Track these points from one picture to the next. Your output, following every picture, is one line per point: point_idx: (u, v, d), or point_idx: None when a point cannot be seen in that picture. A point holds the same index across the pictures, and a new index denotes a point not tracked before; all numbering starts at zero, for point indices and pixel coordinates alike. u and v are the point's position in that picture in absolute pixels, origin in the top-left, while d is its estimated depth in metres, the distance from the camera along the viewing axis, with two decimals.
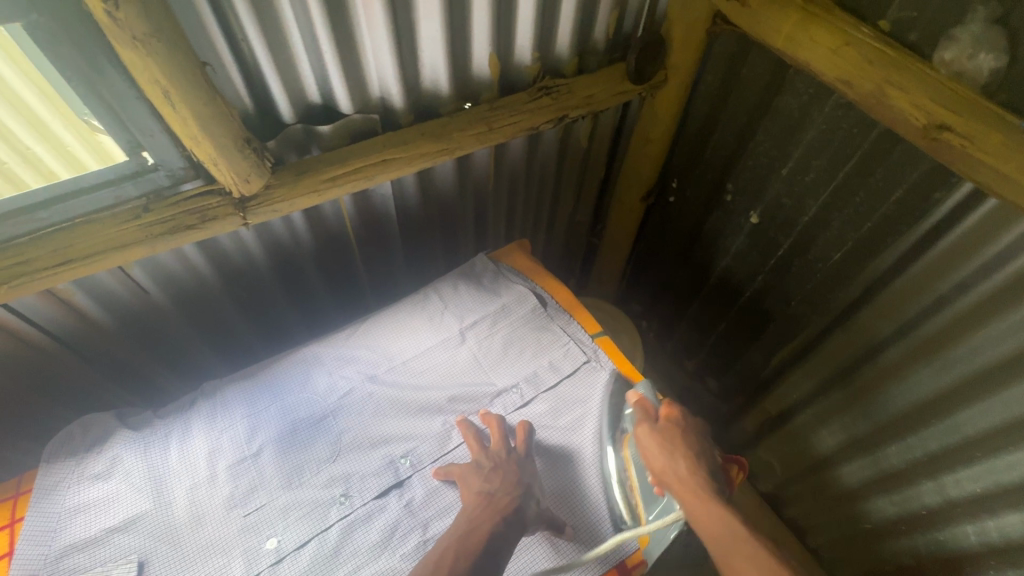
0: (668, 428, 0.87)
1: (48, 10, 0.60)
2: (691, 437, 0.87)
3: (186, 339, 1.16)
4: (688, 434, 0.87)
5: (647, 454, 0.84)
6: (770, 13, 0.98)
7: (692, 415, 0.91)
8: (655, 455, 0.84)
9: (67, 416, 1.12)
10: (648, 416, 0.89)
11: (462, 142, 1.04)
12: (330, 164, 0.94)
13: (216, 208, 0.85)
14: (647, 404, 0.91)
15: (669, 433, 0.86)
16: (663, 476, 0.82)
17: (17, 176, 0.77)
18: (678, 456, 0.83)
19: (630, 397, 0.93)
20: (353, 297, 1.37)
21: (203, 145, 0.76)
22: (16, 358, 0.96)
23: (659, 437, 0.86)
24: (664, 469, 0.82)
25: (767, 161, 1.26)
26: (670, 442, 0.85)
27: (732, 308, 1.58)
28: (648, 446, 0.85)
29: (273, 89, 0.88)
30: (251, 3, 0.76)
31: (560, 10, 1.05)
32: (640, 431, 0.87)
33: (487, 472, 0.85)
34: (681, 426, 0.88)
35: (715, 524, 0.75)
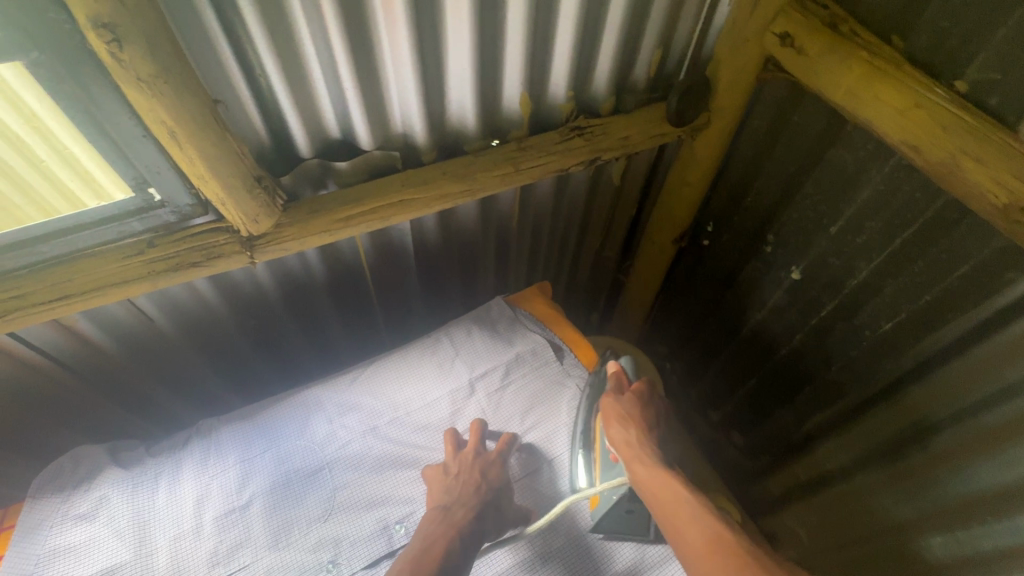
0: (632, 398, 0.91)
1: (50, 48, 0.56)
2: (650, 413, 0.90)
3: (195, 370, 1.13)
4: (647, 411, 0.91)
5: (609, 418, 0.88)
6: (829, 64, 0.90)
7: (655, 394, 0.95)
8: (616, 420, 0.87)
9: (68, 439, 1.09)
10: (616, 386, 0.93)
11: (486, 182, 0.98)
12: (345, 203, 0.89)
13: (223, 246, 0.81)
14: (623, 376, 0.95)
15: (631, 401, 0.89)
16: (619, 440, 0.85)
17: (57, 177, 0.72)
18: (635, 426, 0.86)
19: (612, 366, 0.96)
20: (367, 329, 1.32)
21: (211, 185, 0.72)
22: (19, 382, 0.94)
23: (622, 406, 0.89)
24: (624, 433, 0.86)
25: (814, 216, 1.16)
26: (630, 411, 0.89)
27: (765, 363, 1.47)
28: (612, 409, 0.88)
29: (291, 124, 0.84)
30: (271, 39, 0.73)
31: (599, 48, 0.98)
32: (605, 400, 0.90)
33: (450, 479, 0.85)
34: (642, 401, 0.92)
35: (665, 492, 0.77)
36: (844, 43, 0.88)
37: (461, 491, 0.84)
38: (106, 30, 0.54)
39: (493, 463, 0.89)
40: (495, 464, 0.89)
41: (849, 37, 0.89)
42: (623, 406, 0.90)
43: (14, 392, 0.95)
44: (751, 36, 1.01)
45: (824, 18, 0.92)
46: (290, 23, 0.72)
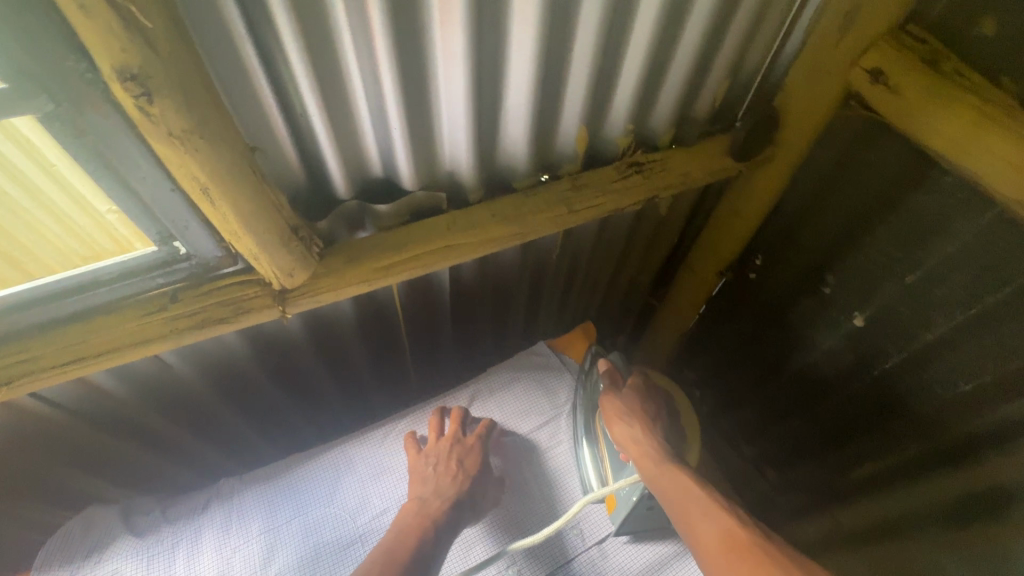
0: (631, 390, 0.94)
1: (67, 99, 0.48)
2: (649, 398, 0.93)
3: (216, 410, 1.06)
4: (649, 398, 0.94)
5: (611, 416, 0.91)
6: (930, 108, 0.81)
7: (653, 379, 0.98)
8: (616, 418, 0.90)
9: (77, 481, 1.02)
10: (613, 382, 0.97)
11: (537, 225, 0.90)
12: (385, 250, 0.80)
13: (254, 299, 0.73)
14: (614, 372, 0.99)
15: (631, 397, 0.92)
16: (621, 435, 0.88)
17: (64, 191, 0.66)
18: (636, 417, 0.89)
19: (601, 362, 1.00)
20: (392, 362, 1.25)
21: (244, 241, 0.64)
22: (26, 431, 0.86)
23: (621, 399, 0.92)
24: (625, 427, 0.88)
25: (883, 262, 1.07)
26: (631, 404, 0.92)
27: (811, 407, 1.38)
28: (612, 405, 0.92)
29: (330, 165, 0.75)
30: (316, 78, 0.64)
31: (666, 78, 0.89)
32: (605, 399, 0.94)
33: (428, 471, 0.90)
34: (641, 388, 0.95)
35: (670, 482, 0.79)
36: (945, 84, 0.80)
37: (444, 480, 0.89)
38: (134, 82, 0.45)
39: (470, 450, 0.95)
40: (472, 452, 0.95)
41: (952, 76, 0.80)
42: (623, 403, 0.93)
43: (23, 441, 0.88)
44: (832, 69, 0.91)
45: (923, 54, 0.83)
46: (337, 61, 0.63)
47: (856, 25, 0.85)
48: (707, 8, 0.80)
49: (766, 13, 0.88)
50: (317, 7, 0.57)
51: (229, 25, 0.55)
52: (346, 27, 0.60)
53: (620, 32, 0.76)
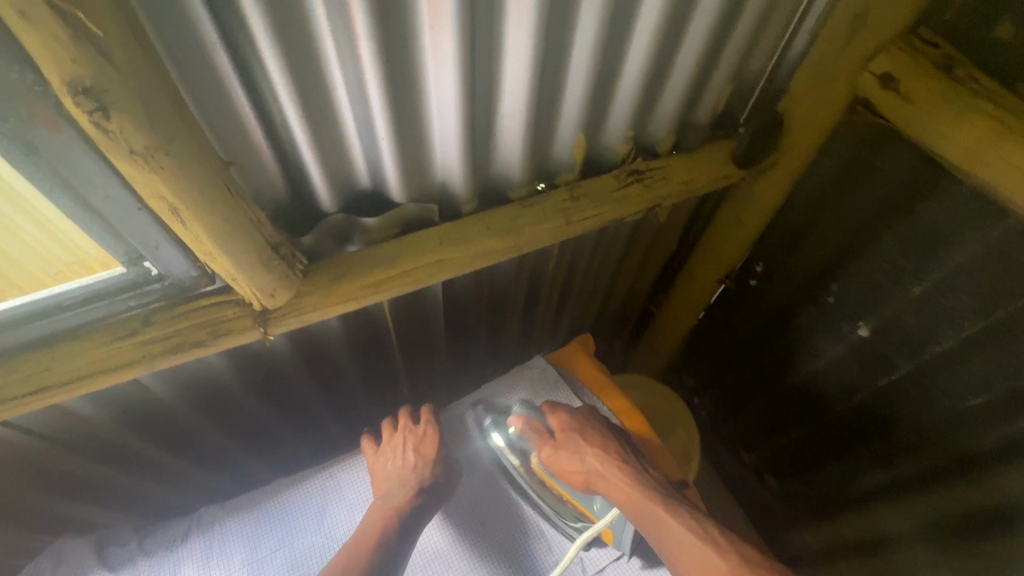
0: (566, 436, 0.94)
1: (15, 115, 0.43)
2: (588, 430, 0.95)
3: (200, 429, 1.02)
4: (585, 427, 0.95)
5: (565, 470, 0.91)
6: (942, 116, 0.78)
7: (576, 408, 0.99)
8: (572, 470, 0.91)
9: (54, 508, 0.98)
10: (542, 436, 0.96)
11: (534, 237, 0.86)
12: (373, 266, 0.76)
13: (233, 320, 0.69)
14: (533, 423, 0.97)
15: (568, 442, 0.92)
16: (587, 481, 0.91)
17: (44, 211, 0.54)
18: (590, 459, 0.91)
19: (517, 420, 0.98)
20: (383, 374, 1.21)
21: (220, 262, 0.59)
22: None
23: (563, 449, 0.92)
24: (587, 474, 0.91)
25: (889, 272, 1.04)
26: (576, 448, 0.92)
27: (813, 417, 1.35)
28: (559, 461, 0.91)
29: (314, 178, 0.71)
30: (297, 87, 0.59)
31: (668, 83, 0.86)
32: (543, 453, 0.93)
33: (392, 469, 0.93)
34: (574, 426, 0.95)
35: (644, 513, 0.85)
36: (959, 90, 0.77)
37: (404, 470, 0.93)
38: (88, 97, 0.41)
39: (428, 439, 0.97)
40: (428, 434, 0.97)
41: (965, 82, 0.77)
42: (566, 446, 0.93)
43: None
44: (840, 74, 0.87)
45: (935, 58, 0.80)
46: (320, 68, 0.59)
47: (866, 28, 0.81)
48: (711, 11, 0.76)
49: (772, 16, 0.84)
50: (297, 12, 0.53)
51: (199, 29, 0.51)
52: (328, 32, 0.55)
53: (620, 35, 0.72)
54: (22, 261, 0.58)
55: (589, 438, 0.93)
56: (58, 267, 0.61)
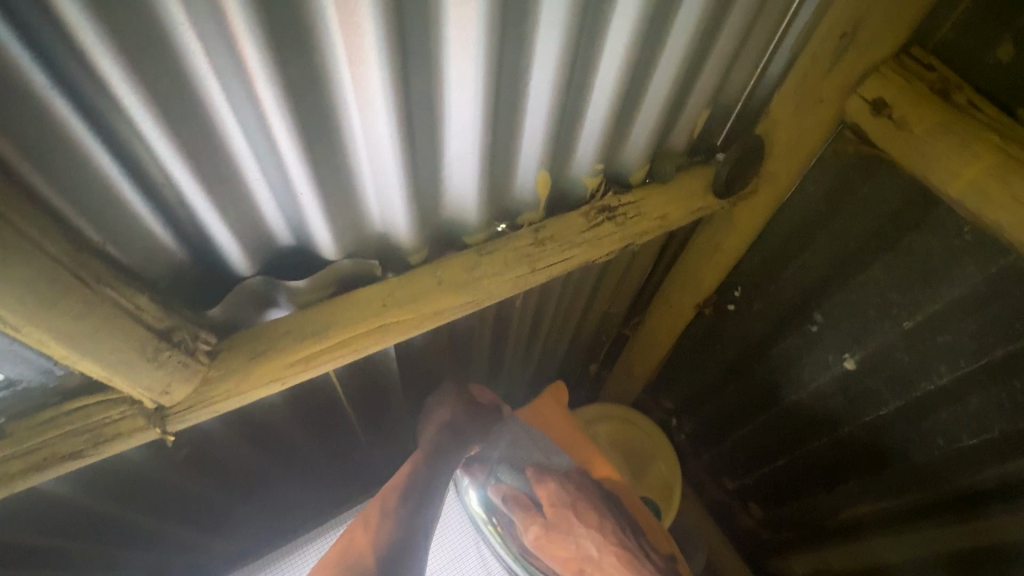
0: (556, 515, 0.87)
1: None
2: (581, 505, 0.87)
3: (118, 517, 0.88)
4: (578, 503, 0.87)
5: (560, 555, 0.87)
6: (941, 147, 0.70)
7: (565, 474, 0.91)
8: (566, 553, 0.87)
9: None
10: (531, 511, 0.90)
11: (496, 289, 0.75)
12: (300, 340, 0.63)
13: (117, 422, 0.55)
14: (518, 494, 0.93)
15: (562, 522, 0.86)
16: (582, 567, 0.86)
17: None
18: (585, 544, 0.85)
19: (499, 491, 0.95)
20: (336, 429, 1.09)
21: (88, 367, 0.47)
22: None
23: (554, 531, 0.87)
24: (581, 560, 0.86)
25: (879, 304, 0.97)
26: (568, 531, 0.86)
27: (798, 448, 1.29)
28: (552, 545, 0.87)
29: (219, 238, 0.57)
30: (178, 137, 0.46)
31: (640, 110, 0.76)
32: (535, 534, 0.89)
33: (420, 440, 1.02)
34: (563, 500, 0.88)
35: None
36: (957, 118, 0.70)
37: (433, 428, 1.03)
38: None
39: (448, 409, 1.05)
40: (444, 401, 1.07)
41: (963, 109, 0.70)
42: (556, 530, 0.87)
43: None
44: (825, 97, 0.80)
45: (931, 82, 0.73)
46: (205, 113, 0.45)
47: (854, 48, 0.74)
48: (685, 32, 0.66)
49: (751, 34, 0.75)
50: (159, 45, 0.40)
51: (19, 74, 0.38)
52: (209, 71, 0.43)
53: (584, 60, 0.62)
54: None
55: (581, 516, 0.86)
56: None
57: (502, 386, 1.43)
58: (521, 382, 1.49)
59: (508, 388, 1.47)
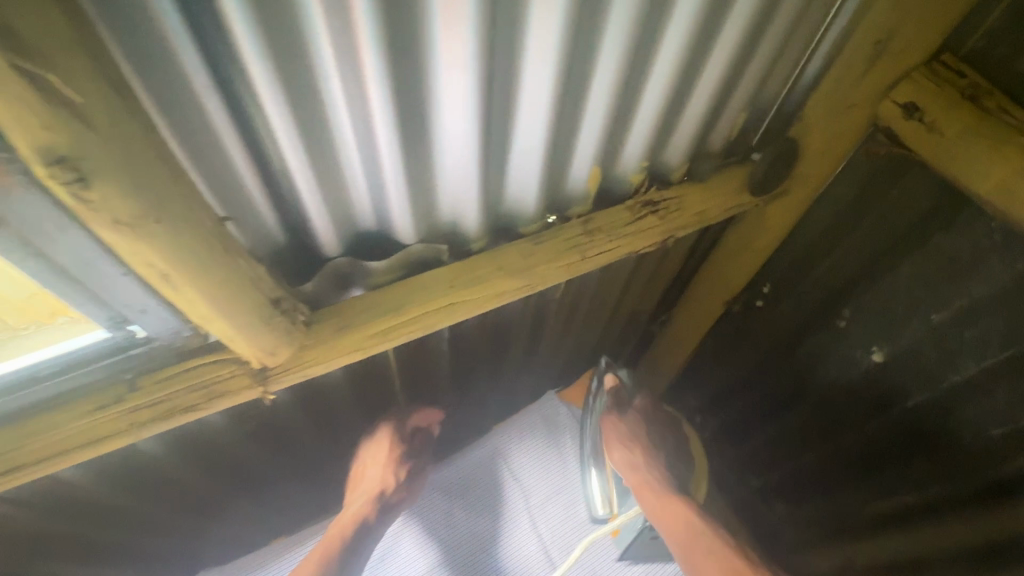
0: (633, 416, 1.15)
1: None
2: (652, 429, 1.14)
3: (191, 482, 0.96)
4: (648, 431, 1.13)
5: (611, 437, 1.12)
6: (971, 147, 0.75)
7: (653, 409, 1.18)
8: (621, 446, 1.11)
9: None
10: (621, 403, 1.17)
11: (548, 275, 0.81)
12: (379, 314, 0.71)
13: (229, 380, 0.63)
14: (620, 391, 1.17)
15: (632, 420, 1.15)
16: (619, 458, 1.10)
17: None
18: (640, 449, 1.10)
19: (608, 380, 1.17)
20: (384, 412, 1.16)
21: (217, 325, 0.54)
22: None
23: (627, 423, 1.14)
24: (629, 458, 1.09)
25: (907, 300, 1.01)
26: (636, 433, 1.12)
27: (824, 442, 1.32)
28: (617, 431, 1.12)
29: (314, 218, 0.65)
30: (299, 128, 0.53)
31: (685, 111, 0.82)
32: (609, 420, 1.15)
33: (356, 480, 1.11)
34: (643, 418, 1.15)
35: (677, 511, 1.00)
36: (987, 121, 0.75)
37: (371, 474, 1.09)
38: (63, 165, 0.35)
39: (377, 456, 1.10)
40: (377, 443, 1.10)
41: (994, 114, 0.75)
42: (626, 425, 1.14)
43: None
44: (859, 100, 0.85)
45: (963, 88, 0.78)
46: (322, 106, 0.53)
47: (890, 53, 0.79)
48: (732, 38, 0.72)
49: (791, 41, 0.80)
50: (299, 49, 0.47)
51: (186, 72, 0.45)
52: (334, 71, 0.50)
53: (641, 64, 0.68)
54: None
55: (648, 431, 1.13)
56: (30, 291, 0.54)
57: (532, 381, 1.49)
58: (549, 378, 1.54)
59: (537, 384, 1.52)
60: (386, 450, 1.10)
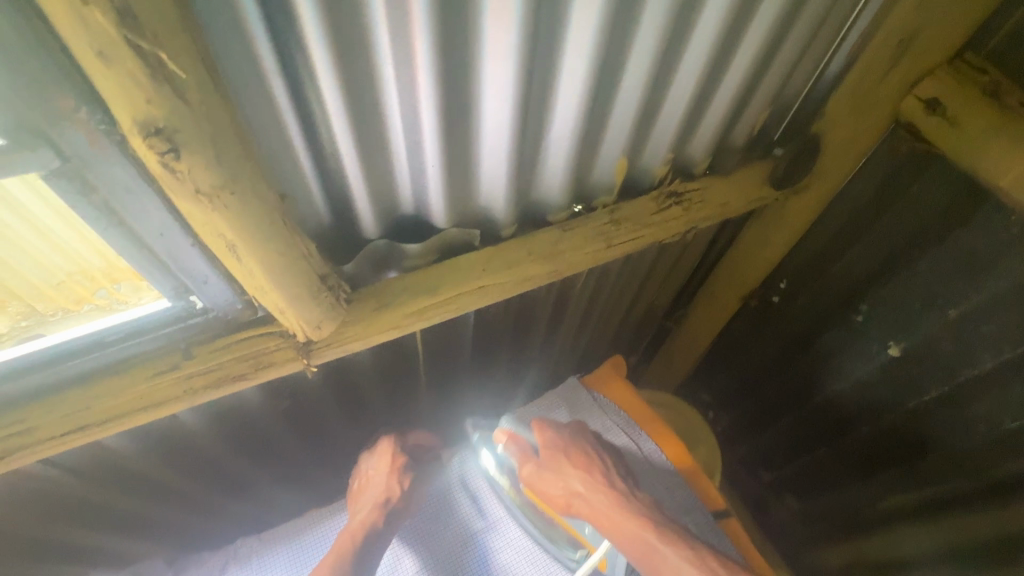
0: (549, 454, 0.99)
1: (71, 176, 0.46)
2: (569, 446, 1.00)
3: (224, 456, 1.01)
4: (568, 446, 1.00)
5: (547, 493, 0.96)
6: (990, 144, 0.77)
7: (564, 424, 1.04)
8: (554, 493, 0.95)
9: (92, 536, 0.97)
10: (528, 453, 1.02)
11: (574, 262, 0.84)
12: (415, 294, 0.74)
13: (275, 352, 0.69)
14: (517, 439, 1.05)
15: (550, 459, 0.97)
16: (570, 505, 0.94)
17: (42, 227, 0.54)
18: (574, 483, 0.95)
19: (502, 435, 1.06)
20: (407, 396, 1.19)
21: (270, 296, 0.58)
22: (31, 490, 0.81)
23: (546, 468, 0.97)
24: (569, 499, 0.95)
25: (924, 295, 1.03)
26: (558, 470, 0.96)
27: (837, 437, 1.33)
28: (541, 483, 0.96)
29: (357, 200, 0.68)
30: (353, 114, 0.57)
31: (710, 106, 0.85)
32: (527, 470, 0.98)
33: (357, 496, 1.03)
34: (555, 440, 1.01)
35: (630, 542, 0.87)
36: (1007, 119, 0.77)
37: (375, 483, 1.03)
38: (160, 136, 0.40)
39: (383, 466, 1.05)
40: (384, 452, 1.08)
41: (1015, 111, 0.77)
42: (546, 471, 0.97)
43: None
44: (883, 97, 0.87)
45: (984, 86, 0.80)
46: (375, 94, 0.56)
47: (913, 51, 0.81)
48: (759, 35, 0.74)
49: (815, 38, 0.82)
50: (359, 40, 0.51)
51: (257, 60, 0.49)
52: (389, 58, 0.53)
53: (670, 59, 0.71)
54: (27, 274, 0.58)
55: (566, 452, 0.99)
56: (59, 278, 0.60)
57: (549, 371, 1.51)
58: (566, 369, 1.56)
59: (553, 374, 1.54)
60: (393, 458, 1.06)
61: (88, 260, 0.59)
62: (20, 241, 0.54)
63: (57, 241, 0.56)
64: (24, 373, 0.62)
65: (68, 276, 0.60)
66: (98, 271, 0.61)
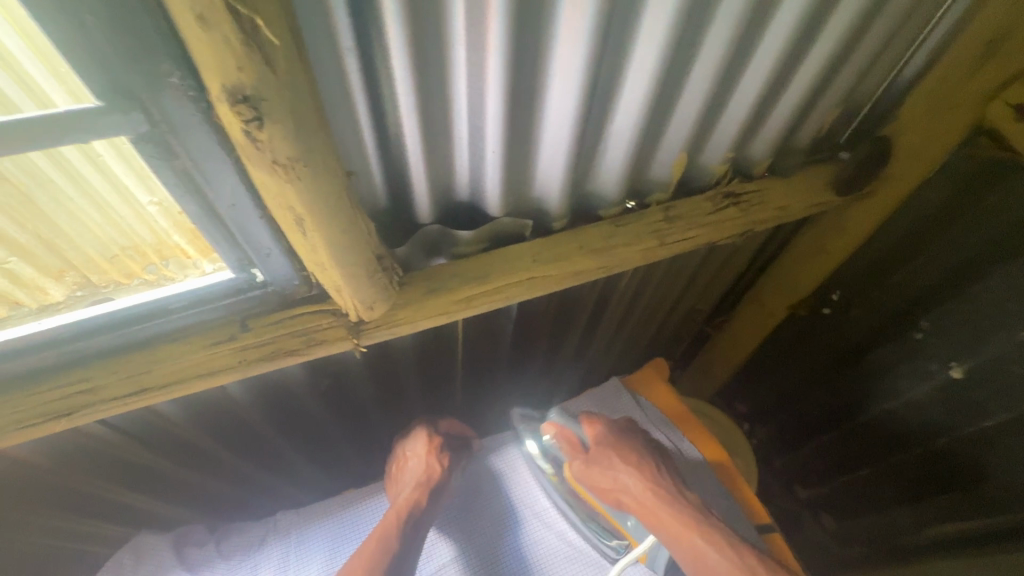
0: (599, 449, 0.96)
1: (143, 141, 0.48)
2: (621, 443, 0.97)
3: (265, 432, 1.03)
4: (619, 441, 0.98)
5: (598, 485, 0.94)
6: None
7: (613, 421, 1.02)
8: (604, 485, 0.93)
9: (139, 499, 1.01)
10: (575, 446, 1.00)
11: (625, 258, 0.83)
12: (465, 280, 0.74)
13: (328, 330, 0.71)
14: (564, 430, 1.02)
15: (599, 454, 0.96)
16: (618, 499, 0.93)
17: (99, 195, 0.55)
18: (623, 477, 0.92)
19: (550, 428, 1.04)
20: (443, 385, 1.20)
21: (329, 272, 0.59)
22: (89, 449, 0.84)
23: (595, 462, 0.95)
24: (618, 493, 0.92)
25: (994, 312, 0.96)
26: (607, 464, 0.94)
27: (884, 459, 1.27)
28: (591, 477, 0.94)
29: (416, 183, 0.68)
30: (421, 95, 0.57)
31: (777, 105, 0.81)
32: (574, 465, 0.97)
33: (396, 481, 1.03)
34: (606, 437, 0.99)
35: (678, 537, 0.85)
36: None
37: (414, 466, 1.02)
38: (246, 104, 0.41)
39: (421, 451, 1.04)
40: (420, 438, 1.06)
41: None
42: (595, 462, 0.95)
43: (53, 454, 0.81)
44: (965, 100, 0.82)
45: None
46: (443, 74, 0.56)
47: (1004, 51, 0.76)
48: (839, 32, 0.70)
49: (895, 37, 0.78)
50: (434, 19, 0.50)
51: (335, 37, 0.49)
52: (461, 38, 0.52)
53: (743, 52, 0.69)
54: (81, 245, 0.59)
55: (620, 449, 0.96)
56: (113, 251, 0.61)
57: (583, 371, 1.50)
58: (600, 369, 1.54)
59: (588, 374, 1.53)
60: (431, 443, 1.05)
61: (141, 235, 0.61)
62: (78, 212, 0.55)
63: (109, 211, 0.57)
64: (88, 334, 0.64)
65: (121, 251, 0.61)
66: (150, 247, 0.63)
